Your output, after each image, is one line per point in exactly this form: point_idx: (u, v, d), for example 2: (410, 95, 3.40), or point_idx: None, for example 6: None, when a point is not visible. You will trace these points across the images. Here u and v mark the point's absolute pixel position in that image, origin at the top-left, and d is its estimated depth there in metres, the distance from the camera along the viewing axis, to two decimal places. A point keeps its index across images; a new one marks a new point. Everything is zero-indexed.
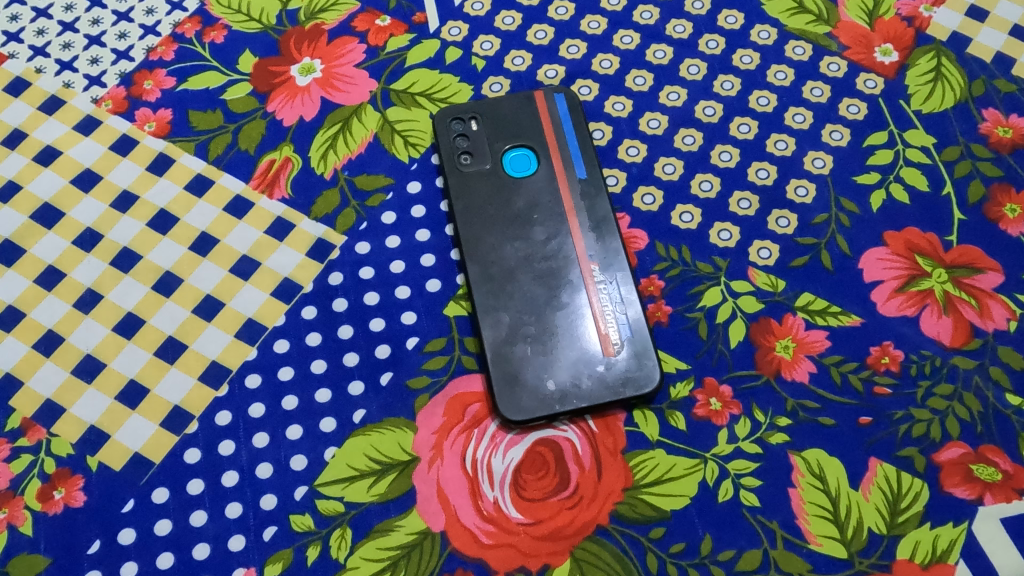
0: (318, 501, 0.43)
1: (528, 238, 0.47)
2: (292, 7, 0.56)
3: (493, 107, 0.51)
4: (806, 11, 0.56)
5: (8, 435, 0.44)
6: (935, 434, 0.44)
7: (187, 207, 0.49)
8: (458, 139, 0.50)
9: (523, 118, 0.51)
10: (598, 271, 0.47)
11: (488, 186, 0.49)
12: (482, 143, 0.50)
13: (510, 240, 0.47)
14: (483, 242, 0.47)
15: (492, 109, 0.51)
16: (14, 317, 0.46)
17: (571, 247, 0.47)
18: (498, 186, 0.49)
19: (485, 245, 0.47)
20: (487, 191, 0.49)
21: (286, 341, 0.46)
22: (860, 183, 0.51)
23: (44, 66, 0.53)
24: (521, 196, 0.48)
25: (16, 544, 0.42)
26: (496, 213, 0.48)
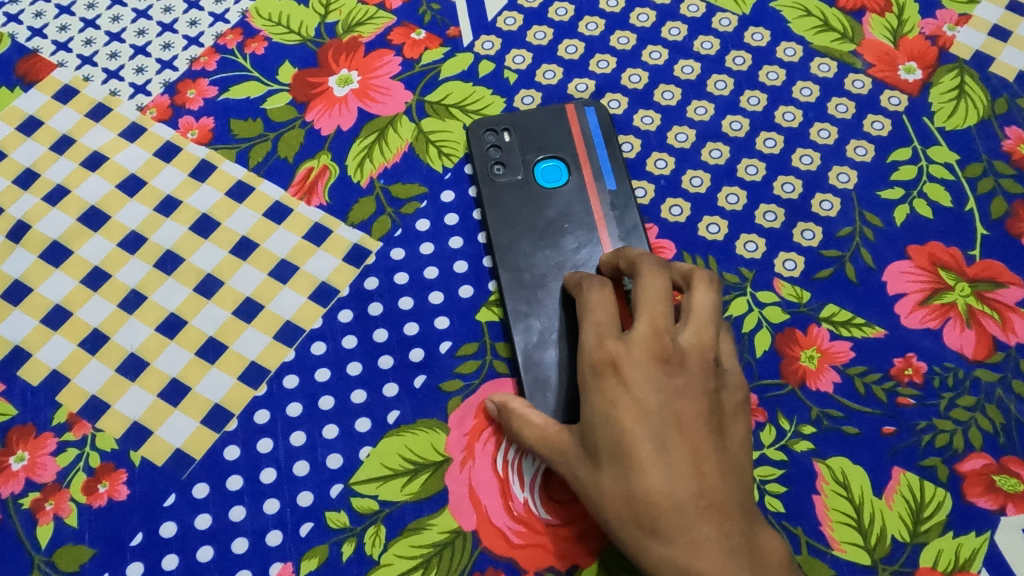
0: (353, 499, 0.44)
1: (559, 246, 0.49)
2: (331, 20, 0.58)
3: (525, 119, 0.53)
4: (831, 29, 0.57)
5: (54, 430, 0.45)
6: (958, 444, 0.45)
7: (227, 212, 0.51)
8: (491, 150, 0.51)
9: (554, 130, 0.52)
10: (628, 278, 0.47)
11: (521, 195, 0.50)
12: (510, 155, 0.51)
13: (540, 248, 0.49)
14: (515, 249, 0.48)
15: (523, 121, 0.52)
16: (61, 316, 0.48)
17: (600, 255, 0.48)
18: (529, 196, 0.50)
19: (517, 252, 0.48)
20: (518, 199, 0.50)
21: (323, 343, 0.47)
22: (884, 198, 0.52)
23: (91, 75, 0.55)
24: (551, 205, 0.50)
25: (62, 535, 0.43)
26: (528, 222, 0.49)
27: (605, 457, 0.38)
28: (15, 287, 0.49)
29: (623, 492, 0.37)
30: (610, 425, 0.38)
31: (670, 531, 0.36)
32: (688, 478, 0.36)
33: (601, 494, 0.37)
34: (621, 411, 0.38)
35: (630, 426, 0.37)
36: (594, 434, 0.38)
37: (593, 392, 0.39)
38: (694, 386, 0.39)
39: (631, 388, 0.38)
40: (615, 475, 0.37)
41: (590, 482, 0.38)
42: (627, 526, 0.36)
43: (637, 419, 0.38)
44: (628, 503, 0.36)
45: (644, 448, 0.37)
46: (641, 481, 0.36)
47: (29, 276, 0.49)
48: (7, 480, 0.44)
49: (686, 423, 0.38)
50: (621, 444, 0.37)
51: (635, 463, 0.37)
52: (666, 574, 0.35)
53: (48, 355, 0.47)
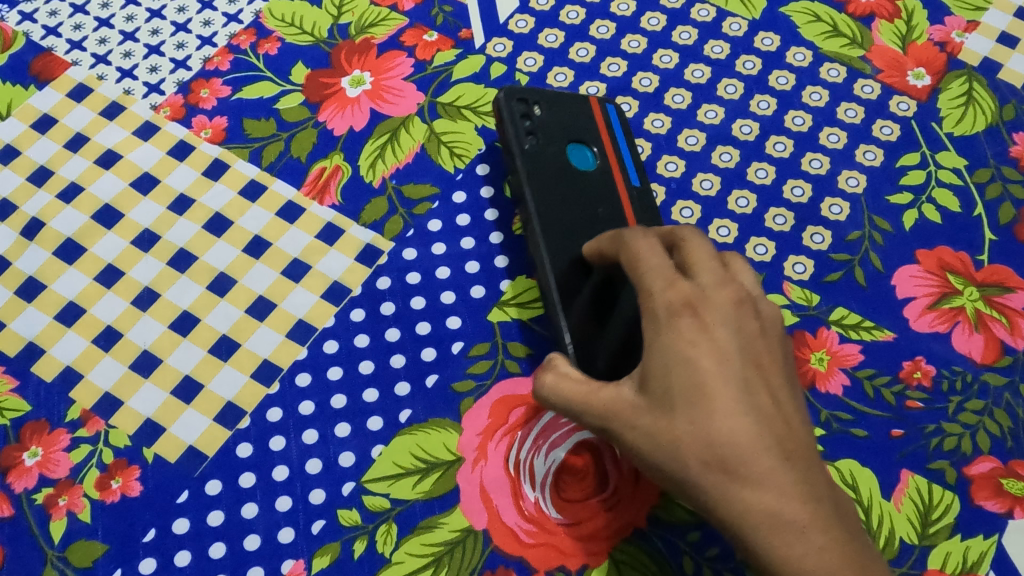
0: (365, 497, 0.44)
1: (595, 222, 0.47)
2: (344, 21, 0.58)
3: (555, 98, 0.51)
4: (841, 34, 0.58)
5: (68, 426, 0.46)
6: (966, 448, 0.46)
7: (240, 211, 0.51)
8: (523, 121, 0.50)
9: (579, 117, 0.51)
10: None
11: (556, 172, 0.48)
12: (544, 130, 0.50)
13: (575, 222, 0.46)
14: (551, 226, 0.46)
15: (554, 100, 0.51)
16: (74, 313, 0.48)
17: None
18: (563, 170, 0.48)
19: (556, 228, 0.46)
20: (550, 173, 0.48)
21: (335, 342, 0.48)
22: (893, 202, 0.52)
23: (105, 74, 0.56)
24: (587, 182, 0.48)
25: (75, 531, 0.43)
26: (563, 200, 0.47)
27: (681, 400, 0.34)
28: (28, 283, 0.49)
29: (703, 436, 0.33)
30: (688, 367, 0.34)
31: (757, 476, 0.32)
32: (773, 424, 0.33)
33: (675, 442, 0.33)
34: (702, 351, 0.34)
35: (711, 368, 0.34)
36: (665, 377, 0.34)
37: (663, 335, 0.35)
38: (766, 329, 0.36)
39: (711, 331, 0.35)
40: (693, 419, 0.33)
41: (660, 429, 0.34)
42: (707, 472, 0.33)
43: (717, 360, 0.34)
44: (708, 449, 0.33)
45: (725, 392, 0.33)
46: (724, 426, 0.33)
47: (43, 273, 0.49)
48: (20, 475, 0.44)
49: (764, 365, 0.35)
50: (699, 387, 0.34)
51: (718, 404, 0.33)
52: (756, 523, 0.32)
53: (62, 351, 0.47)
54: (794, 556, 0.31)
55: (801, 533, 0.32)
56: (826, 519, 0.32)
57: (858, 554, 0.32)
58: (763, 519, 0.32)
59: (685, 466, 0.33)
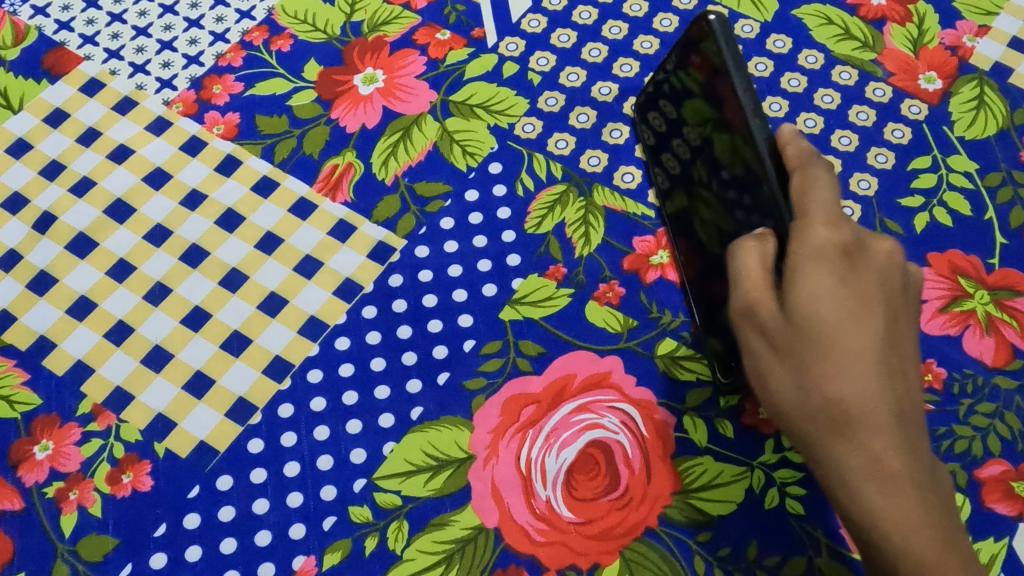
0: (376, 494, 0.44)
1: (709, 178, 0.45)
2: (356, 19, 0.58)
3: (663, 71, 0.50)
4: (852, 38, 0.58)
5: (79, 420, 0.45)
6: (977, 450, 0.46)
7: (252, 207, 0.51)
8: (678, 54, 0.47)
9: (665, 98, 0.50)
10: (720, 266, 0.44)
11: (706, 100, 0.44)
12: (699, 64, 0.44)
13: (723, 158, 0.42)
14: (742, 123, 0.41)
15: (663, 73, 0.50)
16: (86, 307, 0.48)
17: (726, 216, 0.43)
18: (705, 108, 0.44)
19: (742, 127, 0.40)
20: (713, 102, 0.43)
21: (347, 338, 0.48)
22: (904, 206, 0.52)
23: (118, 69, 0.56)
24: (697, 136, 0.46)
25: (86, 525, 0.43)
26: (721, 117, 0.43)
27: (820, 331, 0.32)
28: (40, 277, 0.49)
29: (833, 374, 0.31)
30: (830, 301, 0.32)
31: (876, 430, 0.31)
32: (898, 382, 0.31)
33: (803, 369, 0.32)
34: (845, 292, 0.32)
35: (855, 312, 0.32)
36: (806, 303, 0.32)
37: (815, 263, 0.33)
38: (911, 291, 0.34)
39: (858, 274, 0.33)
40: (823, 353, 0.32)
41: (793, 350, 0.32)
42: (821, 404, 0.31)
43: (859, 304, 0.32)
44: (835, 390, 0.31)
45: (865, 340, 0.32)
46: (858, 372, 0.31)
47: (55, 266, 0.49)
48: (31, 469, 0.44)
49: (903, 323, 0.33)
50: (841, 326, 0.32)
51: (850, 347, 0.31)
52: (854, 464, 0.31)
53: (73, 346, 0.47)
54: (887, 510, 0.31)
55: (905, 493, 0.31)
56: (928, 487, 0.31)
57: (947, 528, 0.31)
58: (870, 470, 0.31)
59: (808, 396, 0.32)
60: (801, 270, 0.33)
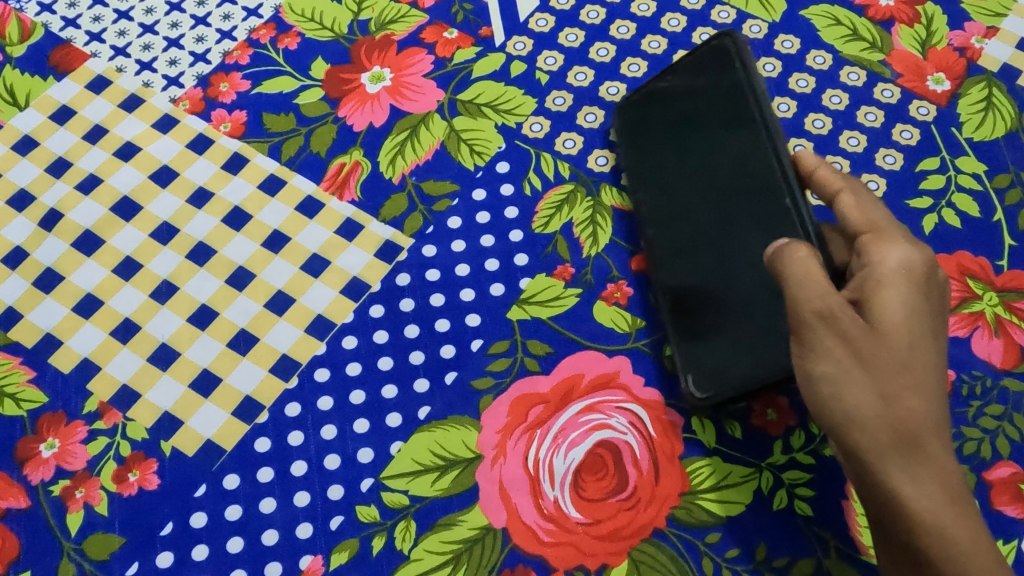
0: (384, 494, 0.44)
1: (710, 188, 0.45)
2: (363, 17, 0.58)
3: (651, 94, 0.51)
4: (860, 38, 0.58)
5: (85, 418, 0.45)
6: (986, 452, 0.46)
7: (259, 205, 0.51)
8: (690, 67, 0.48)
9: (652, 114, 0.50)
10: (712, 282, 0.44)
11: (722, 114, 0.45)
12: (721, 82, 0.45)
13: (735, 173, 0.43)
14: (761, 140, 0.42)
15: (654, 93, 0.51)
16: (92, 304, 0.48)
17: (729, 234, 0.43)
18: (722, 123, 0.44)
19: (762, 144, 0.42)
20: (731, 118, 0.44)
21: (354, 337, 0.47)
22: (912, 207, 0.52)
23: (124, 66, 0.56)
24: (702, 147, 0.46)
25: (92, 523, 0.43)
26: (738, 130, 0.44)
27: (906, 346, 0.34)
28: (46, 275, 0.49)
29: (912, 388, 0.33)
30: (914, 319, 0.34)
31: (942, 447, 0.33)
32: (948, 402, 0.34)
33: (887, 379, 0.33)
34: (923, 311, 0.35)
35: (928, 333, 0.34)
36: (896, 316, 0.34)
37: (897, 281, 0.35)
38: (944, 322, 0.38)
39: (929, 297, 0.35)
40: (905, 367, 0.33)
41: (878, 361, 0.34)
42: (902, 415, 0.33)
43: (930, 324, 0.35)
44: (916, 405, 0.33)
45: (935, 359, 0.34)
46: (930, 391, 0.33)
47: (61, 264, 0.49)
48: (37, 467, 0.44)
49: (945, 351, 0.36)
50: (923, 343, 0.34)
51: (924, 363, 0.34)
52: (921, 473, 0.33)
53: (79, 343, 0.47)
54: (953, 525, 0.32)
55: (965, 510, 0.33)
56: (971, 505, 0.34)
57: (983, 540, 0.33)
58: (938, 487, 0.33)
59: (888, 407, 0.33)
60: (886, 285, 0.35)
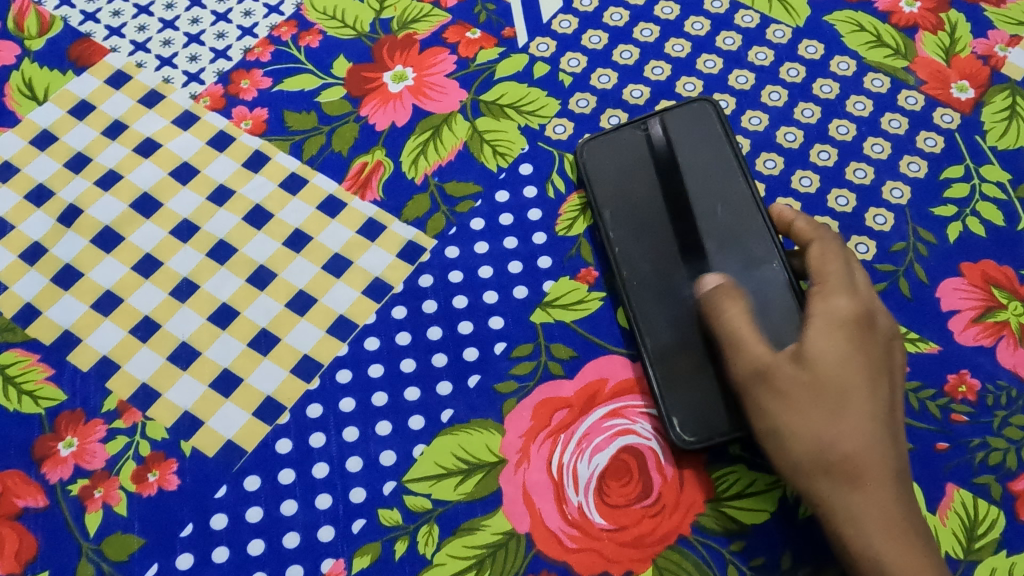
0: (406, 497, 0.43)
1: (688, 238, 0.46)
2: (386, 16, 0.57)
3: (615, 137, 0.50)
4: (884, 45, 0.57)
5: (104, 416, 0.45)
6: (1011, 463, 0.45)
7: (281, 204, 0.51)
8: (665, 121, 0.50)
9: (619, 155, 0.50)
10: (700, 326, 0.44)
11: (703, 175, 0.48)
12: (699, 148, 0.49)
13: (716, 228, 0.46)
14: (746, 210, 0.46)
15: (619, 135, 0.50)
16: (111, 302, 0.48)
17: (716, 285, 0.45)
18: (700, 184, 0.48)
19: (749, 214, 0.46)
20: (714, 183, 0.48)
21: (376, 339, 0.47)
22: (937, 214, 0.52)
23: (144, 61, 0.55)
24: (680, 202, 0.47)
25: (111, 523, 0.43)
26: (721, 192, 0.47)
27: (837, 390, 0.38)
28: (65, 271, 0.48)
29: (847, 435, 0.37)
30: (849, 370, 0.38)
31: (886, 487, 0.36)
32: (901, 442, 0.38)
33: (822, 427, 0.37)
34: (860, 361, 0.38)
35: (865, 371, 0.38)
36: (832, 367, 0.38)
37: (834, 326, 0.39)
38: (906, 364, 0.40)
39: (871, 344, 0.39)
40: (842, 415, 0.37)
41: (804, 412, 0.38)
42: (846, 460, 0.36)
43: (872, 373, 0.38)
44: (849, 448, 0.37)
45: (870, 404, 0.37)
46: (872, 435, 0.37)
47: (80, 260, 0.49)
48: (55, 465, 0.44)
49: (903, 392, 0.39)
50: (850, 392, 0.37)
51: (859, 411, 0.37)
52: (868, 512, 0.36)
53: (98, 341, 0.47)
54: (894, 556, 0.35)
55: (908, 536, 0.36)
56: (918, 528, 0.36)
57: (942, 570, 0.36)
58: (879, 523, 0.36)
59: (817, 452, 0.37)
60: (830, 338, 0.39)
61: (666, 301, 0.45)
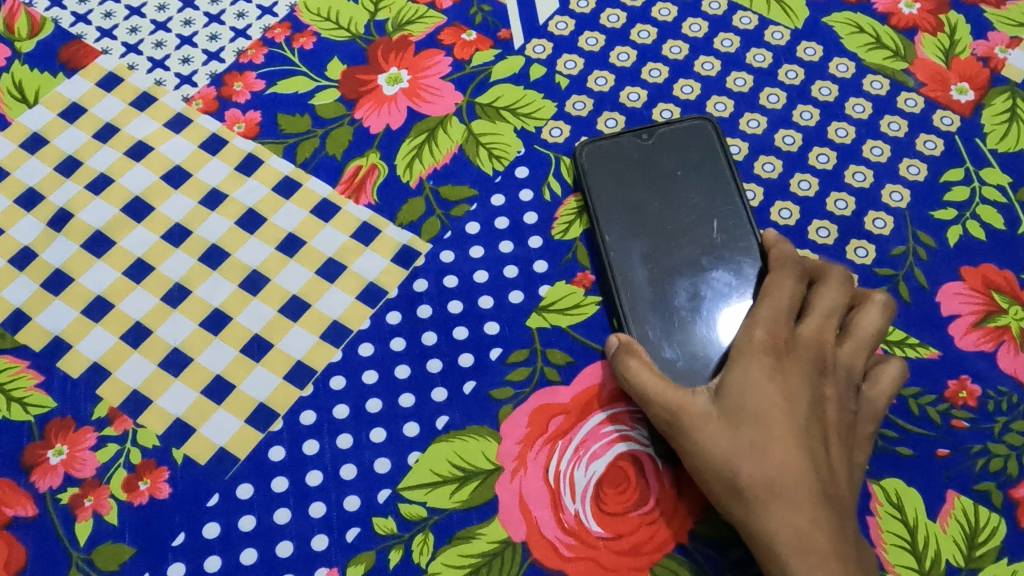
0: (401, 505, 0.43)
1: (685, 252, 0.47)
2: (380, 17, 0.57)
3: (614, 146, 0.50)
4: (883, 46, 0.57)
5: (95, 424, 0.44)
6: (1012, 470, 0.45)
7: (274, 207, 0.50)
8: (667, 135, 0.50)
9: (615, 165, 0.49)
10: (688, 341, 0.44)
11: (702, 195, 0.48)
12: (699, 164, 0.49)
13: (710, 246, 0.47)
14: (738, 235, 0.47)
15: (619, 143, 0.50)
16: (102, 307, 0.47)
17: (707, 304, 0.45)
18: (700, 203, 0.48)
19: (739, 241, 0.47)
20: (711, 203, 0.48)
21: (370, 344, 0.46)
22: (937, 218, 0.51)
23: (136, 63, 0.54)
24: (678, 217, 0.47)
25: (101, 533, 0.42)
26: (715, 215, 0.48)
27: (744, 420, 0.39)
28: (55, 276, 0.48)
29: (754, 459, 0.38)
30: (758, 399, 0.40)
31: (796, 510, 0.37)
32: (820, 468, 0.38)
33: (732, 452, 0.39)
34: (773, 388, 0.40)
35: (775, 400, 0.40)
36: (739, 394, 0.40)
37: (746, 360, 0.41)
38: (841, 396, 0.41)
39: (786, 374, 0.41)
40: (751, 442, 0.39)
41: (716, 439, 0.39)
42: (754, 484, 0.38)
43: (782, 401, 0.40)
44: (753, 471, 0.38)
45: (778, 430, 0.39)
46: (782, 460, 0.38)
47: (71, 265, 0.48)
48: (45, 474, 0.43)
49: (827, 421, 0.40)
50: (759, 420, 0.39)
51: (769, 436, 0.39)
52: (780, 534, 0.37)
53: (89, 347, 0.46)
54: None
55: (821, 557, 0.36)
56: (841, 554, 0.36)
57: None
58: (792, 544, 0.36)
59: (726, 478, 0.39)
60: (741, 369, 0.41)
61: (658, 312, 0.45)
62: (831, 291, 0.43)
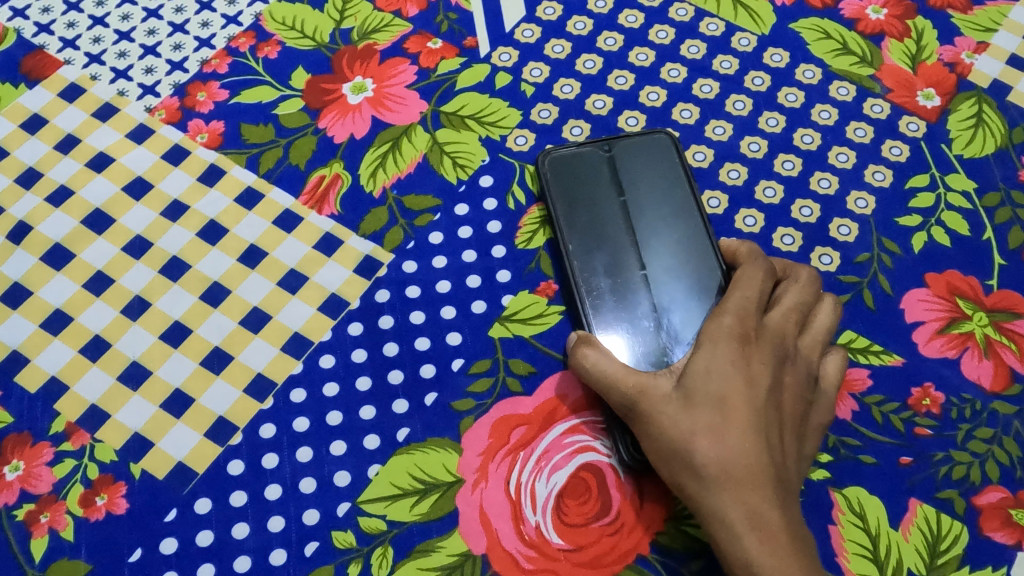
0: (361, 519, 0.43)
1: (647, 260, 0.46)
2: (346, 26, 0.57)
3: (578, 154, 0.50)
4: (850, 52, 0.57)
5: (52, 439, 0.44)
6: (975, 477, 0.45)
7: (235, 218, 0.50)
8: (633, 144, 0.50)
9: (580, 169, 0.49)
10: (650, 349, 0.44)
11: (665, 205, 0.48)
12: (663, 174, 0.49)
13: (673, 255, 0.47)
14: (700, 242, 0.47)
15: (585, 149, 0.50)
16: (61, 321, 0.47)
17: (667, 314, 0.45)
18: (662, 212, 0.48)
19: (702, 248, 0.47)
20: (673, 212, 0.48)
21: (332, 356, 0.46)
22: (902, 224, 0.51)
23: (99, 74, 0.54)
24: (640, 226, 0.47)
25: (57, 549, 0.42)
26: (678, 224, 0.48)
27: (704, 402, 0.39)
28: (14, 289, 0.48)
29: (713, 439, 0.38)
30: (720, 383, 0.40)
31: (750, 490, 0.37)
32: (775, 451, 0.38)
33: (691, 433, 0.39)
34: (736, 372, 0.40)
35: (738, 382, 0.39)
36: (701, 377, 0.40)
37: (712, 345, 0.41)
38: (799, 385, 0.41)
39: (750, 361, 0.40)
40: (710, 423, 0.39)
41: (676, 419, 0.39)
42: (711, 463, 0.38)
43: (744, 385, 0.39)
44: (710, 452, 0.38)
45: (738, 412, 0.39)
46: (739, 442, 0.38)
47: (30, 278, 0.48)
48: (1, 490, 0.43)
49: (784, 407, 0.40)
50: (719, 402, 0.39)
51: (729, 417, 0.39)
52: (733, 511, 0.37)
53: (47, 361, 0.46)
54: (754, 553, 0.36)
55: (771, 533, 0.36)
56: (792, 534, 0.36)
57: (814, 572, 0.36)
58: (744, 522, 0.36)
59: (683, 458, 0.38)
60: (707, 354, 0.40)
61: (620, 321, 0.45)
62: (797, 287, 0.44)
